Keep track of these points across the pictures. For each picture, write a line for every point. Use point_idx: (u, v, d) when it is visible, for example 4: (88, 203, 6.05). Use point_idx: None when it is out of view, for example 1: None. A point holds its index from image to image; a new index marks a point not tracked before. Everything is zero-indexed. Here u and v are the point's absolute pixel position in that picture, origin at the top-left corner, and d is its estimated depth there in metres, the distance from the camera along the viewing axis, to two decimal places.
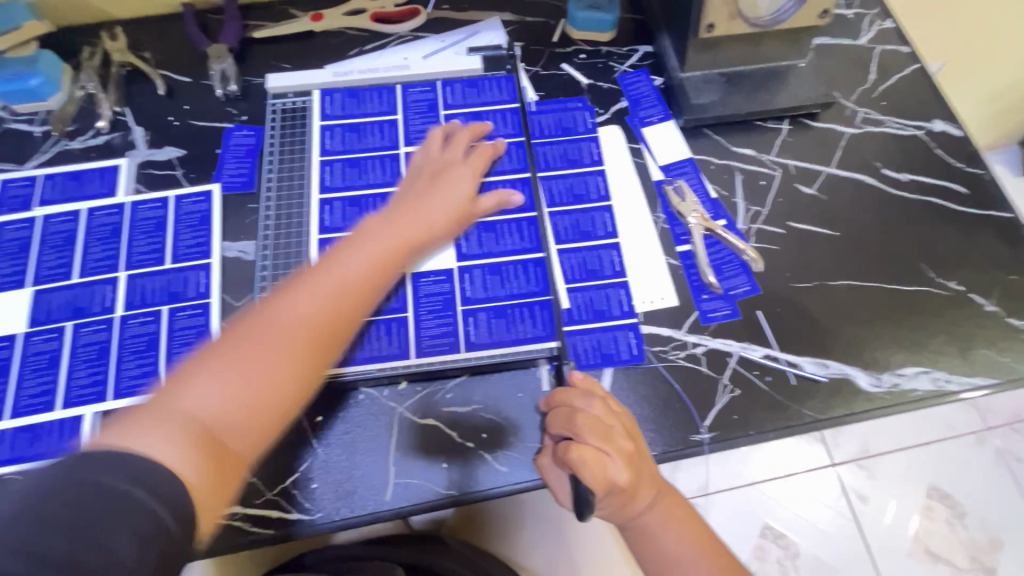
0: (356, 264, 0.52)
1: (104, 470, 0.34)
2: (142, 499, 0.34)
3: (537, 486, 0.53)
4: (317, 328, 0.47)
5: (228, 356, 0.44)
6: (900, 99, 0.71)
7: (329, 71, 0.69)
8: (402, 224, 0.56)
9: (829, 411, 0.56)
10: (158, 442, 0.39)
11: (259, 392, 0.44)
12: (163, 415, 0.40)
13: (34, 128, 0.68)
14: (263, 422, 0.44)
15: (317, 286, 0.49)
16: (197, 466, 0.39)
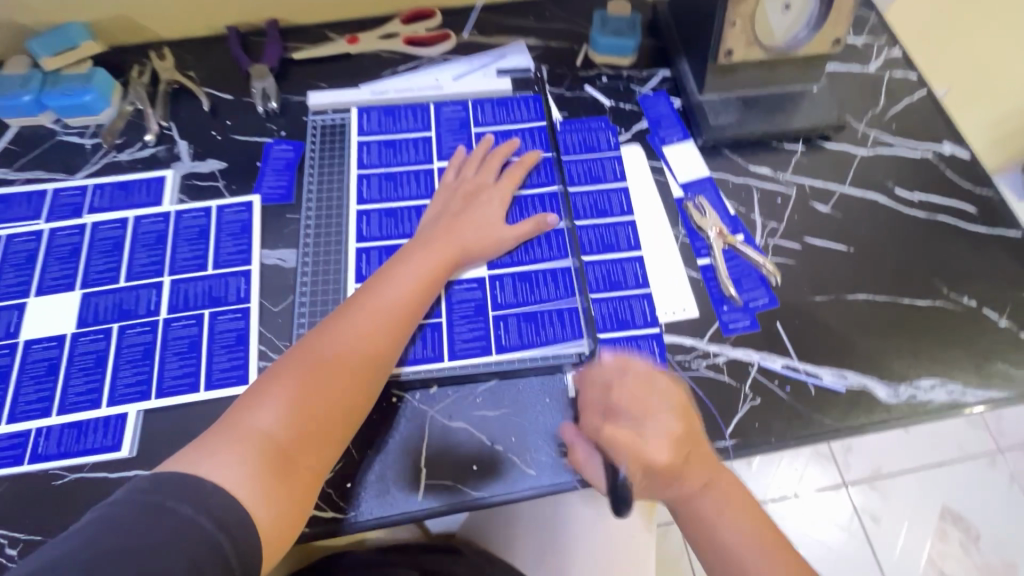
0: (396, 289, 0.56)
1: (172, 493, 0.39)
2: (204, 521, 0.39)
3: (565, 489, 0.55)
4: (368, 354, 0.52)
5: (286, 382, 0.49)
6: (909, 123, 0.74)
7: (366, 90, 0.73)
8: (441, 245, 0.59)
9: (847, 421, 0.57)
10: (232, 465, 0.44)
11: (316, 411, 0.48)
12: (233, 439, 0.45)
13: (85, 140, 0.72)
14: (324, 438, 0.49)
15: (371, 316, 0.54)
16: (262, 484, 0.44)
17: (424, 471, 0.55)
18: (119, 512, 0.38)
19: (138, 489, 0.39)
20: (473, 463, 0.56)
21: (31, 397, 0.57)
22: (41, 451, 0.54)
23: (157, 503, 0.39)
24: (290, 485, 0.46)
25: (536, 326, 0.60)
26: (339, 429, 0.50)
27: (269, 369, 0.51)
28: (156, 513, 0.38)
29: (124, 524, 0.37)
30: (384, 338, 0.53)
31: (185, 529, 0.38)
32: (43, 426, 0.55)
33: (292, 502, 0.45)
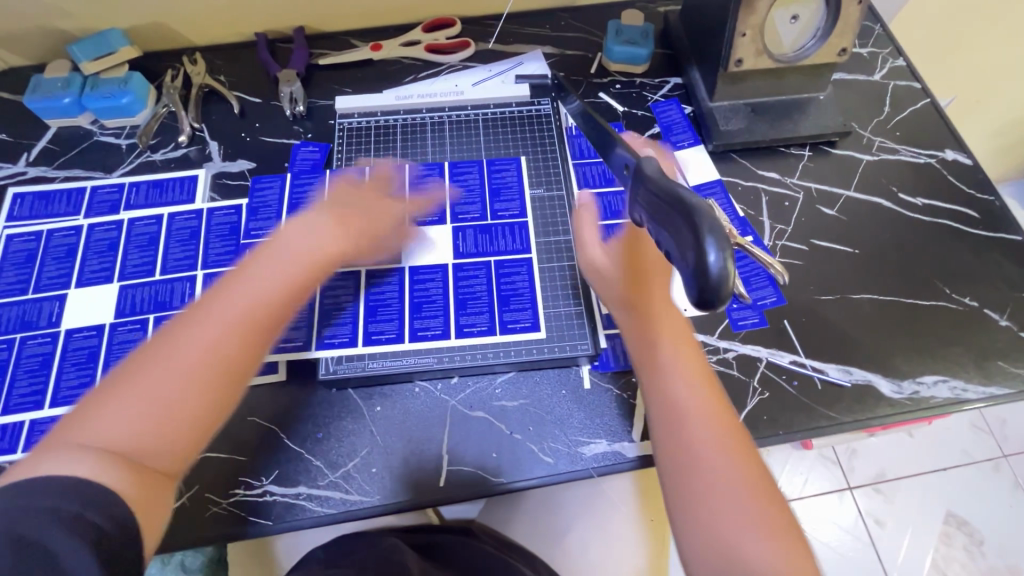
0: (274, 269, 0.48)
1: (64, 487, 0.34)
2: (83, 515, 0.34)
3: (581, 476, 0.57)
4: (238, 343, 0.43)
5: (135, 377, 0.40)
6: (913, 131, 0.77)
7: (391, 95, 0.76)
8: (287, 230, 0.52)
9: (852, 415, 0.60)
10: (76, 469, 0.36)
11: (175, 405, 0.40)
12: (66, 446, 0.37)
13: (121, 141, 0.75)
14: (192, 435, 0.41)
15: (213, 302, 0.45)
16: (127, 486, 0.36)
17: (446, 458, 0.58)
18: (26, 497, 0.33)
19: (17, 484, 0.34)
20: (493, 451, 0.58)
21: (72, 383, 0.60)
22: None
23: (45, 503, 0.33)
24: (153, 489, 0.38)
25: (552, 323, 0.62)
26: (204, 430, 0.42)
27: (122, 363, 0.42)
28: (51, 508, 0.33)
29: (22, 506, 0.33)
30: (262, 320, 0.45)
31: (78, 521, 0.33)
32: None
33: (158, 506, 0.38)
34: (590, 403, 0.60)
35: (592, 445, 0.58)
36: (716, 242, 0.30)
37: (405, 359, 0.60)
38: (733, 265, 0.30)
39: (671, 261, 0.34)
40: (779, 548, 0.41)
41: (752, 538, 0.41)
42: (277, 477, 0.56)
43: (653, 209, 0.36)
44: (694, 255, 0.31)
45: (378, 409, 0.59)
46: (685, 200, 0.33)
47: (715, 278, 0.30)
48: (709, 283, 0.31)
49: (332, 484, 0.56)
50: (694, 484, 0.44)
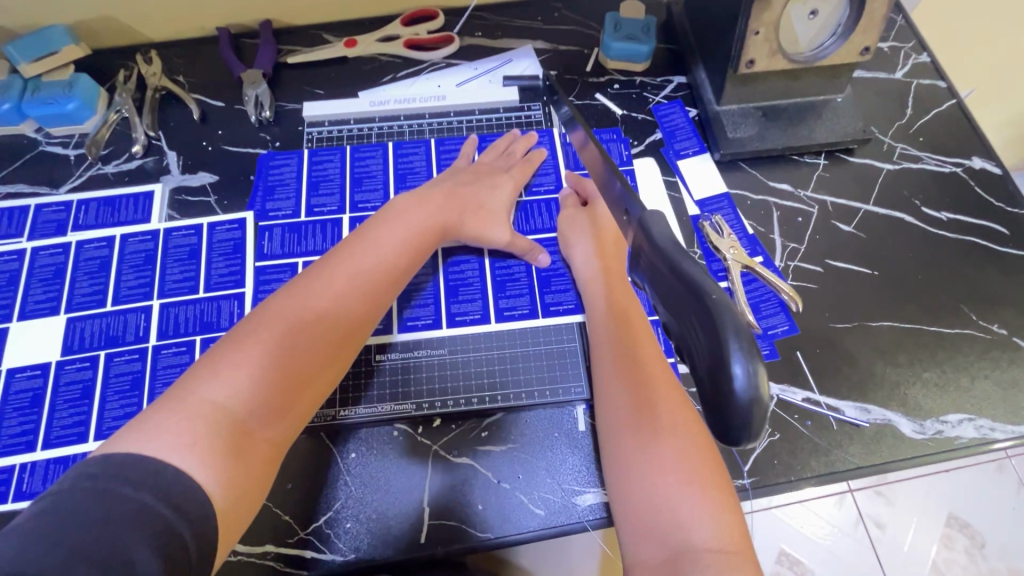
0: (378, 252, 0.53)
1: (133, 478, 0.35)
2: (157, 509, 0.35)
3: (574, 530, 0.52)
4: (337, 328, 0.48)
5: (248, 346, 0.44)
6: (937, 135, 0.70)
7: (365, 99, 0.70)
8: (434, 211, 0.59)
9: (870, 458, 0.55)
10: (179, 438, 0.38)
11: (284, 380, 0.44)
12: (180, 410, 0.40)
13: (69, 151, 0.68)
14: (289, 411, 0.45)
15: (333, 278, 0.50)
16: (220, 464, 0.39)
17: (427, 510, 0.53)
18: (75, 502, 0.34)
19: (86, 476, 0.35)
20: (478, 502, 0.53)
21: (13, 431, 0.54)
22: (25, 489, 0.52)
23: (119, 491, 0.35)
24: (249, 462, 0.41)
25: (510, 335, 0.59)
26: (303, 403, 0.46)
27: (229, 330, 0.46)
28: (114, 504, 0.34)
29: (72, 514, 0.33)
30: (364, 300, 0.51)
31: (141, 519, 0.34)
32: (27, 461, 0.53)
33: (250, 485, 0.41)
34: (585, 447, 0.55)
35: (588, 495, 0.53)
36: (741, 351, 0.29)
37: (371, 399, 0.56)
38: (765, 381, 0.29)
39: (683, 354, 0.33)
40: (714, 514, 0.40)
41: (688, 504, 0.41)
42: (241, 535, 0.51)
43: (666, 288, 0.34)
44: (712, 364, 0.30)
45: (352, 456, 0.54)
46: (703, 292, 0.31)
47: (737, 397, 0.29)
48: (729, 399, 0.29)
49: (302, 542, 0.51)
50: (631, 450, 0.45)
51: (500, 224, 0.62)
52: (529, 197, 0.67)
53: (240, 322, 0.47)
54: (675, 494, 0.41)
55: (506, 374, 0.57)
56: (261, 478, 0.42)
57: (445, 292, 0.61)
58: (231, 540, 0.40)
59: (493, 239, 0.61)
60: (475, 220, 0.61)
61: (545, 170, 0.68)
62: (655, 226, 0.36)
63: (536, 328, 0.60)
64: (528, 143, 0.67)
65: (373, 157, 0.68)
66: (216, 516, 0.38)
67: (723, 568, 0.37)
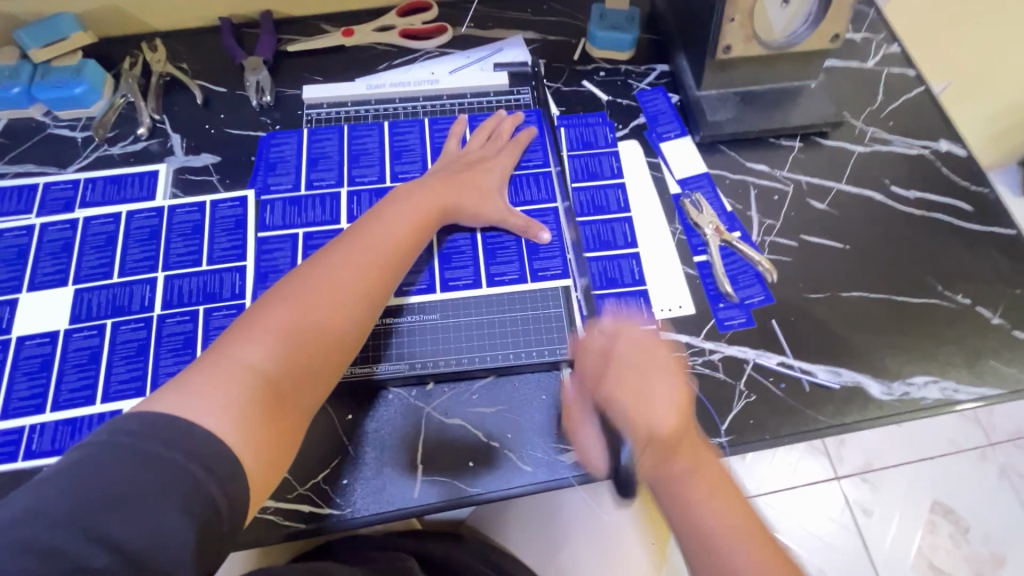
0: (388, 231, 0.56)
1: (167, 439, 0.37)
2: (190, 469, 0.36)
3: (563, 486, 0.55)
4: (358, 296, 0.51)
5: (274, 318, 0.47)
6: (906, 120, 0.74)
7: (362, 84, 0.73)
8: (440, 192, 0.62)
9: (840, 417, 0.58)
10: (218, 399, 0.41)
11: (307, 348, 0.47)
12: (216, 374, 0.43)
13: (77, 134, 0.71)
14: (315, 377, 0.47)
15: (357, 251, 0.53)
16: (253, 424, 0.42)
17: (421, 467, 0.55)
18: (109, 458, 0.35)
19: (122, 432, 0.37)
20: (469, 460, 0.55)
21: (24, 395, 0.56)
22: (35, 448, 0.54)
23: (153, 452, 0.36)
24: (279, 424, 0.44)
25: (500, 301, 0.62)
26: (328, 369, 0.49)
27: (256, 302, 0.49)
28: (145, 463, 0.35)
29: (107, 469, 0.35)
30: (381, 276, 0.54)
31: (172, 480, 0.35)
32: (37, 422, 0.55)
33: (280, 445, 0.43)
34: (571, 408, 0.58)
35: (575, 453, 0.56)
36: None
37: (371, 365, 0.58)
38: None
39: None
40: None
41: None
42: None
43: None
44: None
45: (349, 418, 0.57)
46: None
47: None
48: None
49: (301, 497, 0.54)
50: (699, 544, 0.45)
51: (495, 203, 0.65)
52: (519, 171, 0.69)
53: (268, 295, 0.50)
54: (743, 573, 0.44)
55: (500, 341, 0.60)
56: (291, 439, 0.45)
57: (438, 262, 0.64)
58: (262, 497, 0.43)
59: (488, 216, 0.64)
60: (475, 200, 0.63)
61: (533, 147, 0.71)
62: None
63: (524, 294, 0.62)
64: (515, 121, 0.71)
65: (371, 137, 0.70)
66: (247, 476, 0.40)
67: None
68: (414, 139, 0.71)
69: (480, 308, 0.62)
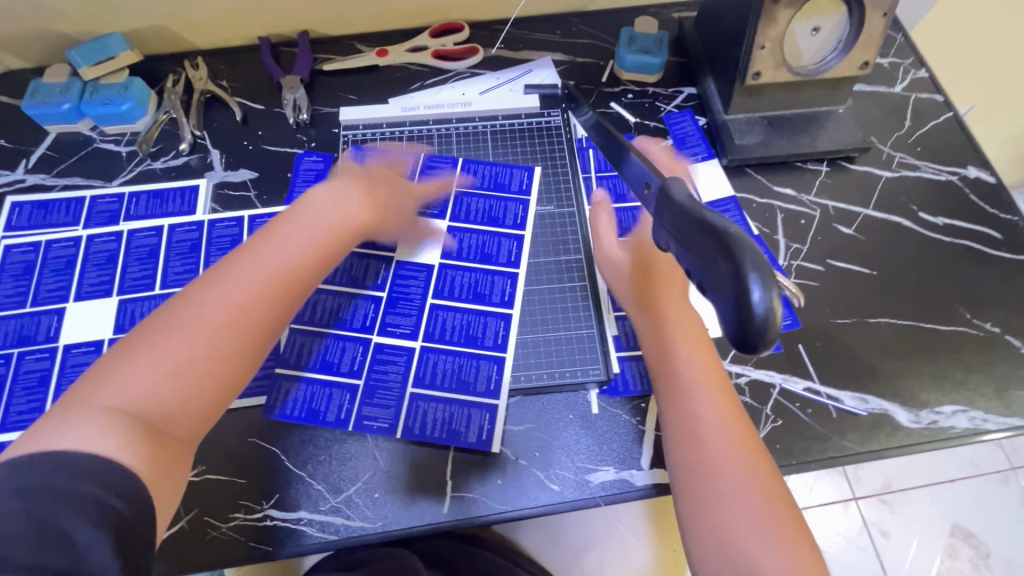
0: (279, 246, 0.49)
1: (49, 471, 0.35)
2: (84, 492, 0.34)
3: (590, 505, 0.56)
4: (253, 313, 0.45)
5: (149, 347, 0.42)
6: (934, 145, 0.74)
7: (396, 105, 0.75)
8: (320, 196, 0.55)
9: (867, 445, 0.58)
10: (90, 435, 0.37)
11: (188, 376, 0.42)
12: (80, 414, 0.38)
13: (121, 148, 0.73)
14: (203, 405, 0.43)
15: (246, 268, 0.47)
16: (135, 451, 0.38)
17: (450, 482, 0.56)
18: (9, 493, 0.34)
19: (14, 469, 0.35)
20: (498, 477, 0.57)
21: None
22: None
23: (31, 484, 0.34)
24: (162, 454, 0.40)
25: (532, 322, 0.63)
26: (223, 392, 0.44)
27: (126, 336, 0.43)
28: (41, 492, 0.34)
29: (8, 502, 0.33)
30: (277, 292, 0.47)
31: (71, 498, 0.34)
32: None
33: (166, 473, 0.39)
34: (599, 428, 0.58)
35: (601, 473, 0.57)
36: (758, 280, 0.31)
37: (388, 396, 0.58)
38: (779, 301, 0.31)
39: (705, 292, 0.35)
40: (782, 551, 0.42)
41: (765, 552, 0.42)
42: (279, 502, 0.55)
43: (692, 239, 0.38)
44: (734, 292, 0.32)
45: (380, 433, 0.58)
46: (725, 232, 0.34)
47: (756, 316, 0.31)
48: (750, 320, 0.31)
49: (334, 509, 0.55)
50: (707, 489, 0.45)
51: None
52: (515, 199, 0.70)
53: (144, 325, 0.44)
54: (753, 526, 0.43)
55: (524, 365, 0.61)
56: (178, 468, 0.41)
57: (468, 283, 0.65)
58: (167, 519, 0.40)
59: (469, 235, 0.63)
60: (379, 219, 0.60)
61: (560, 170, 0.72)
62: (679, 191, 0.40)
63: (553, 315, 0.63)
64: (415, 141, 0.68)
65: (402, 154, 0.71)
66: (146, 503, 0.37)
67: None
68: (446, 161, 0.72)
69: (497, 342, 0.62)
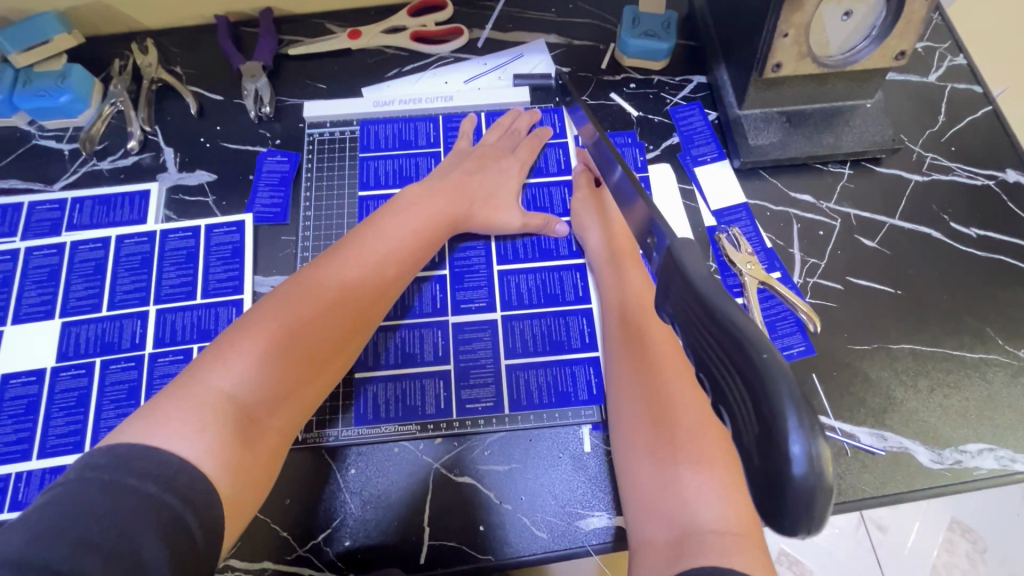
0: (387, 242, 0.52)
1: (138, 469, 0.33)
2: (164, 498, 0.33)
3: (580, 553, 0.51)
4: (350, 311, 0.47)
5: (259, 331, 0.42)
6: (970, 144, 0.67)
7: (369, 99, 0.67)
8: (447, 200, 0.57)
9: (884, 487, 0.53)
10: (190, 425, 0.37)
11: (293, 370, 0.43)
12: (187, 399, 0.38)
13: (63, 145, 0.66)
14: (297, 398, 0.43)
15: (350, 261, 0.49)
16: (227, 452, 0.37)
17: (427, 529, 0.51)
18: (76, 493, 0.32)
19: (90, 466, 0.33)
20: (480, 523, 0.52)
21: (8, 439, 0.53)
22: (21, 498, 0.51)
23: (124, 482, 0.32)
24: (255, 449, 0.40)
25: (522, 336, 0.57)
26: (314, 392, 0.45)
27: (236, 319, 0.44)
28: (119, 494, 0.32)
29: (75, 504, 0.31)
30: (377, 286, 0.50)
31: (148, 509, 0.32)
32: (23, 469, 0.52)
33: (255, 472, 0.39)
34: (591, 469, 0.53)
35: (592, 519, 0.51)
36: (800, 426, 0.19)
37: (358, 415, 0.54)
38: (831, 461, 0.19)
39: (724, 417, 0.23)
40: (719, 493, 0.38)
41: (691, 485, 0.39)
42: (237, 551, 0.50)
43: (696, 335, 0.25)
44: (760, 440, 0.20)
45: (351, 472, 0.53)
46: (752, 348, 0.21)
47: (794, 484, 0.19)
48: (784, 488, 0.20)
49: (300, 559, 0.50)
50: (634, 433, 0.45)
51: (511, 210, 0.60)
52: (550, 142, 0.66)
53: (247, 313, 0.45)
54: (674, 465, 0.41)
55: (513, 389, 0.56)
56: (268, 468, 0.41)
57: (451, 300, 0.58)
58: (239, 527, 0.39)
59: (506, 224, 0.59)
60: (485, 205, 0.59)
61: (558, 161, 0.65)
62: (688, 257, 0.27)
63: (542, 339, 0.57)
64: (532, 118, 0.65)
65: (379, 159, 0.65)
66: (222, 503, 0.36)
67: (727, 549, 0.35)
68: (435, 141, 0.66)
69: (512, 335, 0.57)
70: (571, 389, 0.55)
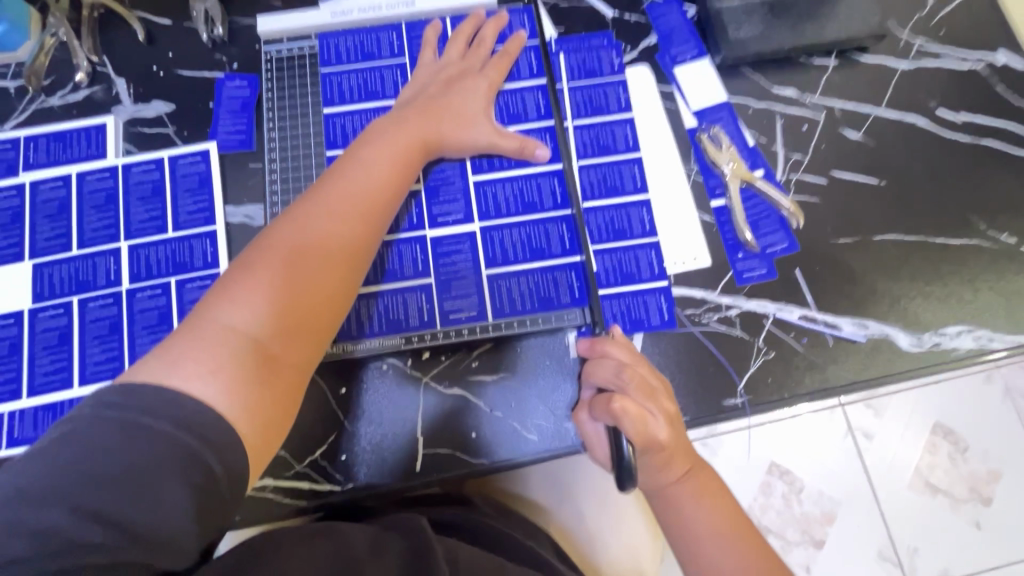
0: (368, 172, 0.49)
1: (150, 408, 0.32)
2: (181, 440, 0.31)
3: (570, 451, 0.52)
4: (347, 242, 0.45)
5: (255, 269, 0.41)
6: (961, 27, 0.64)
7: (326, 10, 0.63)
8: (419, 123, 0.54)
9: (864, 372, 0.54)
10: (203, 366, 0.36)
11: (297, 300, 0.41)
12: (195, 337, 0.37)
13: (7, 82, 0.62)
14: (308, 332, 0.42)
15: (337, 191, 0.47)
16: (245, 388, 0.36)
17: (422, 440, 0.53)
18: (89, 430, 0.30)
19: (105, 404, 0.31)
20: (472, 431, 0.53)
21: None
22: (17, 435, 0.52)
23: (138, 423, 0.31)
24: (275, 386, 0.39)
25: (500, 252, 0.56)
26: (323, 321, 0.43)
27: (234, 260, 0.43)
28: (133, 434, 0.30)
29: (90, 440, 0.30)
30: (369, 213, 0.48)
31: (163, 451, 0.30)
32: (16, 408, 0.52)
33: (275, 407, 0.38)
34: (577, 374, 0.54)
35: None
36: None
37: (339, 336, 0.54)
38: None
39: None
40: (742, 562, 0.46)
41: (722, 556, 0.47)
42: None
43: None
44: None
45: (342, 391, 0.53)
46: None
47: None
48: None
49: (300, 475, 0.52)
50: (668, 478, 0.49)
51: (481, 125, 0.57)
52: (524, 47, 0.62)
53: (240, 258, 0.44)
54: (704, 538, 0.47)
55: (497, 301, 0.55)
56: (289, 401, 0.40)
57: (428, 216, 0.57)
58: (265, 459, 0.38)
59: (476, 141, 0.57)
60: (454, 122, 0.56)
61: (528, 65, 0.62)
62: None
63: (523, 252, 0.56)
64: (498, 25, 0.62)
65: (343, 76, 0.61)
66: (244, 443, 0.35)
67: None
68: (399, 52, 0.62)
69: (490, 247, 0.57)
70: (554, 294, 0.55)
